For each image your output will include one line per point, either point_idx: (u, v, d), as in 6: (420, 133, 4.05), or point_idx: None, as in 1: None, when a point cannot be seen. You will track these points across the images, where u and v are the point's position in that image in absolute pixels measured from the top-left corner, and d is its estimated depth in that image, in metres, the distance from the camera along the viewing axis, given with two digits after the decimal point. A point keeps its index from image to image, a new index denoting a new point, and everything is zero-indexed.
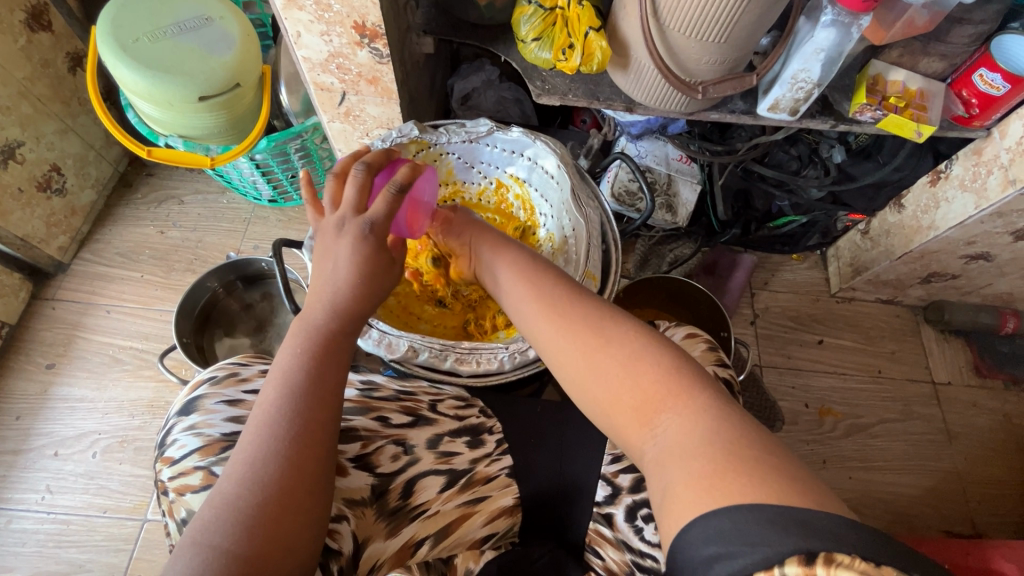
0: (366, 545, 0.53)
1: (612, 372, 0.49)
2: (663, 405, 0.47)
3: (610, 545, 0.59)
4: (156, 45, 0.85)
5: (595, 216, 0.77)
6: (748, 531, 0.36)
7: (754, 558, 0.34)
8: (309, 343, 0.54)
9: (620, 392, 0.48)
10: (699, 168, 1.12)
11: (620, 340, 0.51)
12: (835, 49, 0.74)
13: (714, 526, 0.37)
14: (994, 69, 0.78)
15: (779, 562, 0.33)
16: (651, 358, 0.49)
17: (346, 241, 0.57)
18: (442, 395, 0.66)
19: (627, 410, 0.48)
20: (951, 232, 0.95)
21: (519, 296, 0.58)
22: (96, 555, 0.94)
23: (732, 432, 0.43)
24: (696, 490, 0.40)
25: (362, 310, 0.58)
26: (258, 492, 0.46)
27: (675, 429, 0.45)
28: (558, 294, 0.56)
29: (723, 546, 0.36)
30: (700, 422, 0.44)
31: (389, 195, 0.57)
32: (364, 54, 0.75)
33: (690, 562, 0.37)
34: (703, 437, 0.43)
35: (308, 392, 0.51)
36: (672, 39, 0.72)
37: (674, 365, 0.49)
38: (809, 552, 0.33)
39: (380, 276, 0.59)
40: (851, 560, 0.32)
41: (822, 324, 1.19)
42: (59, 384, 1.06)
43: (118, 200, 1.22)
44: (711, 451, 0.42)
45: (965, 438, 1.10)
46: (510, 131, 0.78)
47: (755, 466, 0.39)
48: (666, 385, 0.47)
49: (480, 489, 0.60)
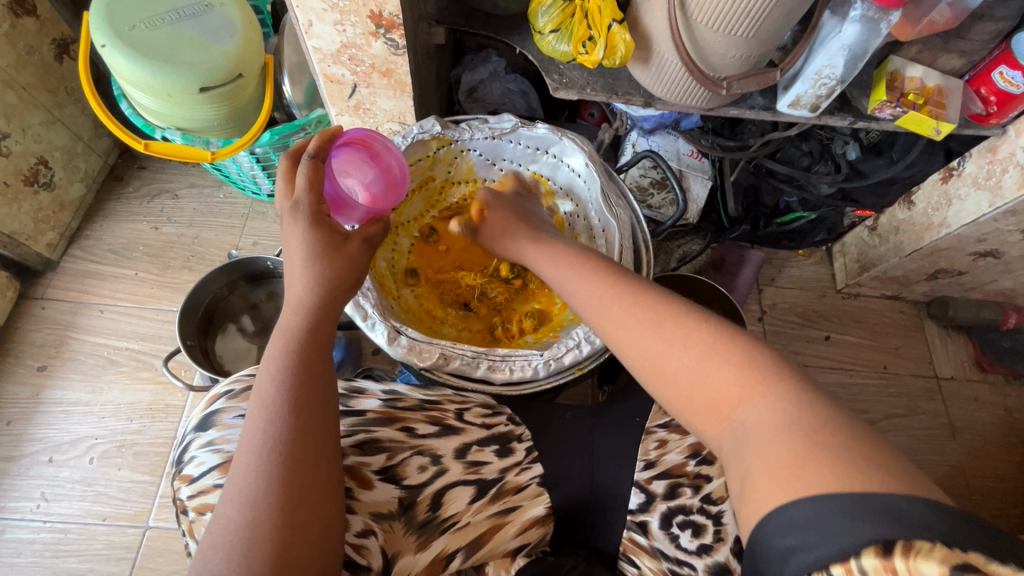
0: (395, 559, 0.52)
1: (678, 369, 0.49)
2: (740, 400, 0.45)
3: (646, 554, 0.58)
4: (154, 32, 0.80)
5: (625, 217, 0.75)
6: (827, 522, 0.35)
7: (831, 550, 0.34)
8: (285, 350, 0.52)
9: (689, 389, 0.48)
10: (711, 164, 1.11)
11: (682, 336, 0.50)
12: (861, 45, 0.73)
13: (790, 516, 0.37)
14: (1015, 66, 0.78)
15: (855, 554, 0.33)
16: (723, 352, 0.48)
17: (295, 225, 0.56)
18: (468, 403, 0.64)
19: (701, 406, 0.47)
20: (963, 230, 0.95)
21: (582, 296, 0.59)
22: (96, 564, 0.91)
23: (814, 420, 0.41)
24: (773, 481, 0.39)
25: (331, 307, 0.56)
26: (251, 511, 0.44)
27: (755, 421, 0.44)
28: (626, 288, 0.56)
29: (801, 537, 0.36)
30: (778, 412, 0.43)
31: (305, 168, 0.56)
32: (379, 45, 0.72)
33: (767, 553, 0.37)
34: (783, 423, 0.42)
35: (291, 398, 0.49)
36: (699, 33, 0.70)
37: (745, 357, 0.47)
38: (888, 541, 0.33)
39: (340, 261, 0.57)
40: (931, 547, 0.32)
41: (828, 320, 1.19)
42: (52, 387, 1.02)
43: (109, 194, 1.17)
44: (785, 442, 0.41)
45: (968, 433, 1.12)
46: (535, 127, 0.76)
47: (831, 457, 0.38)
48: (739, 380, 0.46)
49: (510, 498, 0.59)
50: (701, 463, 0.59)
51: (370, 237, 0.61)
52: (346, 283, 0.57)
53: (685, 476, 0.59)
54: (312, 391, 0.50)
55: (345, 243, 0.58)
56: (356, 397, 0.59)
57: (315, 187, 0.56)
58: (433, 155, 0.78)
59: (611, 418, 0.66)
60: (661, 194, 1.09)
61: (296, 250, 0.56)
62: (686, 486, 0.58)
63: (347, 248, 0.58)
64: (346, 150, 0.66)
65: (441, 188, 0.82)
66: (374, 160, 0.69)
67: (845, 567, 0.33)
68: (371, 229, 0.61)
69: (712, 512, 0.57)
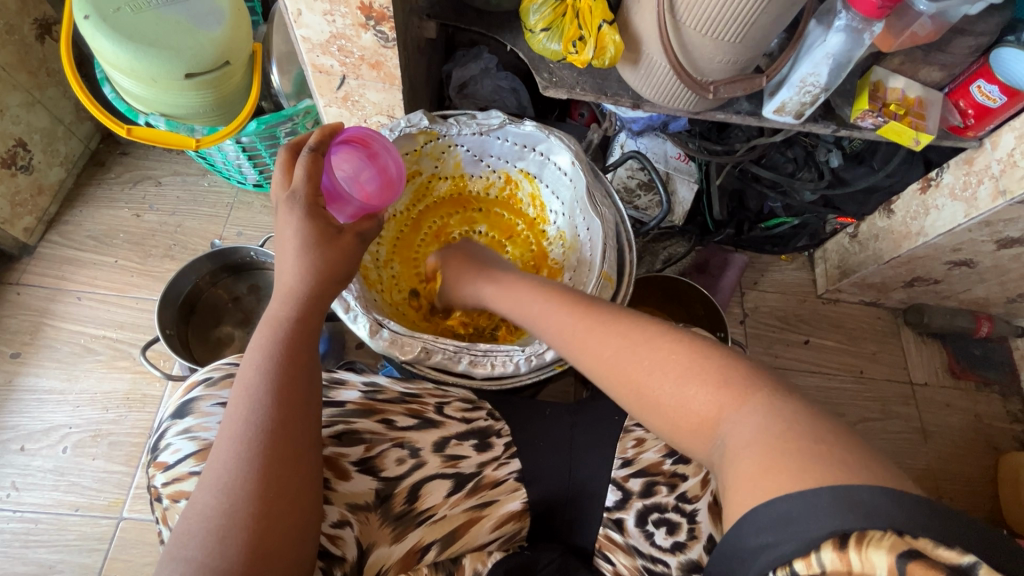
0: (370, 550, 0.52)
1: (658, 393, 0.49)
2: (721, 416, 0.45)
3: (621, 550, 0.59)
4: (140, 16, 0.79)
5: (609, 216, 0.75)
6: (790, 521, 0.36)
7: (795, 546, 0.35)
8: (270, 338, 0.52)
9: (671, 412, 0.48)
10: (697, 167, 1.13)
11: (657, 358, 0.50)
12: (844, 54, 0.74)
13: (761, 517, 0.38)
14: (992, 81, 0.80)
15: (815, 548, 0.35)
16: (700, 372, 0.47)
17: (287, 216, 0.56)
18: (449, 396, 0.64)
19: (686, 429, 0.47)
20: (938, 239, 0.97)
21: (556, 328, 0.59)
22: (67, 555, 0.89)
23: (790, 424, 0.42)
24: (748, 486, 0.40)
25: (321, 298, 0.56)
26: (228, 499, 0.44)
27: (736, 435, 0.43)
28: (597, 316, 0.56)
29: (770, 534, 0.37)
30: (756, 424, 0.43)
31: (305, 159, 0.57)
32: (369, 37, 0.71)
33: (743, 553, 0.38)
34: (761, 433, 0.42)
35: (276, 387, 0.48)
36: (687, 37, 0.71)
37: (723, 375, 0.47)
38: (843, 533, 0.34)
39: (333, 251, 0.56)
40: (882, 535, 0.33)
41: (808, 324, 1.21)
42: (25, 374, 1.00)
43: (89, 179, 1.15)
44: (763, 446, 0.41)
45: (938, 437, 1.14)
46: (523, 124, 0.76)
47: (808, 457, 0.38)
48: (719, 396, 0.46)
49: (488, 493, 0.59)
50: (678, 462, 0.60)
51: (365, 232, 0.60)
52: (336, 274, 0.57)
53: (662, 474, 0.60)
54: (296, 382, 0.49)
55: (339, 235, 0.57)
56: (336, 388, 0.59)
57: (312, 179, 0.57)
58: (420, 150, 0.78)
59: (592, 416, 0.66)
60: (648, 196, 1.10)
61: (288, 238, 0.55)
62: (663, 484, 0.59)
63: (340, 242, 0.57)
64: (344, 147, 0.64)
65: (428, 182, 0.82)
66: (371, 160, 0.66)
67: (806, 561, 0.35)
68: (360, 224, 0.61)
69: (688, 510, 0.58)
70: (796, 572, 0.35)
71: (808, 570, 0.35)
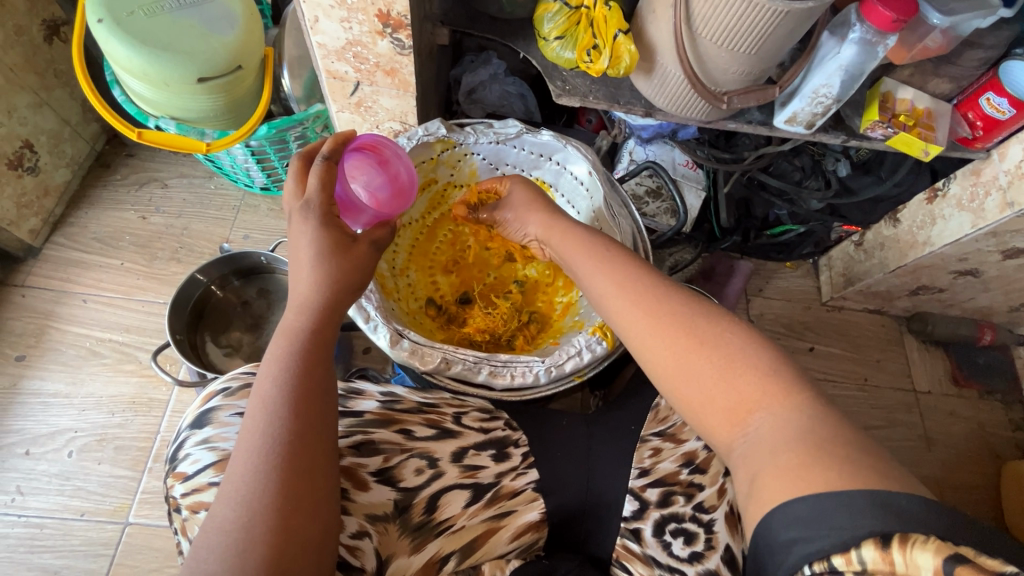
0: (389, 562, 0.51)
1: (699, 371, 0.50)
2: (760, 404, 0.47)
3: (639, 560, 0.59)
4: (153, 19, 0.79)
5: (627, 226, 0.76)
6: (828, 516, 0.37)
7: (832, 542, 0.36)
8: (286, 349, 0.51)
9: (710, 391, 0.49)
10: (705, 175, 1.13)
11: (712, 337, 0.51)
12: (857, 66, 0.74)
13: (791, 512, 0.39)
14: (1001, 93, 0.80)
15: (855, 545, 0.36)
16: (748, 360, 0.49)
17: (303, 225, 0.55)
18: (466, 406, 0.65)
19: (716, 411, 0.49)
20: (945, 249, 0.97)
21: (611, 295, 0.58)
22: (73, 560, 0.89)
23: (826, 430, 0.43)
24: (782, 481, 0.41)
25: (336, 307, 0.55)
26: (247, 512, 0.43)
27: (767, 428, 0.46)
28: (651, 288, 0.56)
29: (802, 530, 0.38)
30: (794, 421, 0.45)
31: (318, 168, 0.56)
32: (385, 44, 0.71)
33: (770, 545, 0.39)
34: (798, 432, 0.44)
35: (293, 399, 0.48)
36: (702, 48, 0.71)
37: (770, 366, 0.49)
38: (885, 534, 0.35)
39: (348, 261, 0.56)
40: (925, 539, 0.34)
41: (813, 331, 1.22)
42: (30, 377, 0.99)
43: (95, 180, 1.14)
44: (800, 445, 0.43)
45: (942, 445, 1.15)
46: (540, 134, 0.77)
47: (844, 461, 0.40)
48: (762, 386, 0.48)
49: (506, 503, 0.59)
50: (695, 472, 0.60)
51: (378, 241, 0.60)
52: (352, 284, 0.57)
53: (679, 484, 0.60)
54: (313, 394, 0.49)
55: (354, 245, 0.57)
56: (354, 398, 0.59)
57: (326, 188, 0.56)
58: (437, 158, 0.78)
59: (607, 425, 0.66)
60: (656, 203, 1.10)
61: (303, 247, 0.55)
62: (679, 494, 0.59)
63: (355, 250, 0.57)
64: (356, 155, 0.65)
65: (443, 191, 0.82)
66: (382, 168, 0.66)
67: (846, 557, 0.36)
68: (381, 234, 0.61)
69: (705, 520, 0.58)
70: (833, 567, 0.36)
71: (847, 566, 0.35)
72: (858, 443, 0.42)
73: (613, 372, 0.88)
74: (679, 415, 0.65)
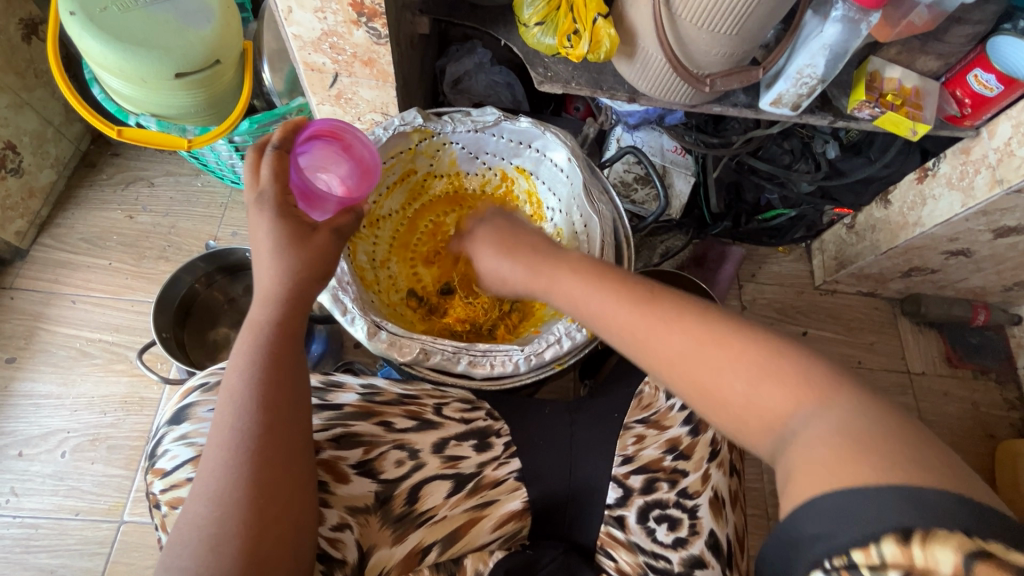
0: (371, 552, 0.52)
1: (729, 384, 0.48)
2: (795, 411, 0.45)
3: (623, 548, 0.59)
4: (127, 15, 0.78)
5: (606, 212, 0.75)
6: (854, 511, 0.36)
7: (853, 538, 0.35)
8: (252, 343, 0.51)
9: (742, 404, 0.47)
10: (694, 160, 1.12)
11: (735, 347, 0.48)
12: (841, 45, 0.73)
13: (815, 509, 0.38)
14: (989, 69, 0.79)
15: (876, 540, 0.35)
16: (779, 363, 0.46)
17: (261, 217, 0.54)
18: (447, 397, 0.64)
19: (753, 423, 0.47)
20: (935, 229, 0.97)
21: (597, 300, 0.57)
22: (69, 559, 0.89)
23: (869, 425, 0.41)
24: (812, 479, 0.39)
25: (302, 299, 0.54)
26: (219, 507, 0.43)
27: (806, 430, 0.43)
28: (660, 300, 0.54)
29: (826, 526, 0.37)
30: (835, 419, 0.42)
31: (270, 158, 0.56)
32: (361, 34, 0.70)
33: (793, 537, 0.38)
34: (836, 430, 0.41)
35: (260, 393, 0.48)
36: (683, 30, 0.70)
37: (805, 371, 0.46)
38: (907, 529, 0.34)
39: (307, 252, 0.55)
40: (949, 535, 0.33)
41: (805, 316, 1.21)
42: (21, 379, 0.99)
43: (80, 181, 1.13)
44: (836, 442, 0.40)
45: (936, 426, 1.15)
46: (518, 121, 0.76)
47: (883, 461, 0.38)
48: (799, 390, 0.45)
49: (488, 493, 0.59)
50: (678, 458, 0.60)
51: (341, 228, 0.59)
52: (317, 274, 0.56)
53: (662, 471, 0.60)
54: (281, 387, 0.49)
55: (313, 233, 0.56)
56: (334, 390, 0.58)
57: (279, 177, 0.56)
58: (415, 148, 0.78)
59: (589, 411, 0.66)
60: (644, 190, 1.09)
61: (262, 239, 0.54)
62: (663, 480, 0.60)
63: (314, 239, 0.56)
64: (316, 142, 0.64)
65: (423, 181, 0.82)
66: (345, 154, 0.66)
67: (865, 552, 0.35)
68: (342, 219, 0.60)
69: (689, 506, 0.59)
70: (852, 562, 0.35)
71: (866, 560, 0.34)
72: (899, 436, 0.40)
73: (602, 358, 0.88)
74: (663, 402, 0.64)
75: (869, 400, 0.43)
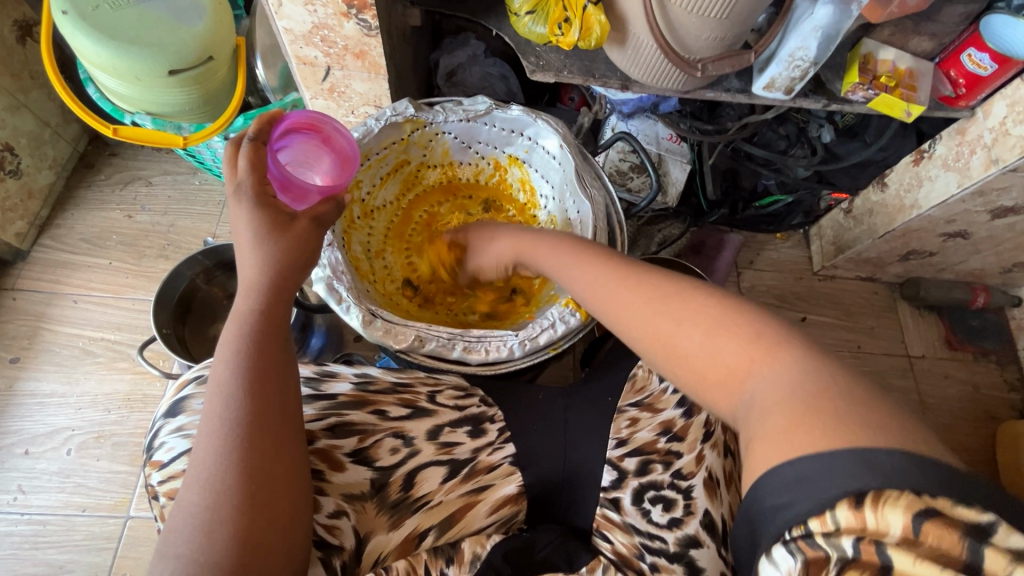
0: (368, 538, 0.53)
1: (688, 348, 0.49)
2: (751, 371, 0.45)
3: (619, 529, 0.59)
4: (118, 13, 0.78)
5: (598, 197, 0.75)
6: (811, 480, 0.36)
7: (809, 507, 0.35)
8: (237, 333, 0.51)
9: (701, 367, 0.48)
10: (690, 147, 1.12)
11: (690, 313, 0.50)
12: (833, 27, 0.73)
13: (774, 482, 0.38)
14: (982, 48, 0.79)
15: (830, 507, 0.35)
16: (734, 325, 0.48)
17: (240, 210, 0.55)
18: (441, 385, 0.65)
19: (712, 381, 0.47)
20: (932, 211, 0.96)
21: (581, 282, 0.59)
22: (77, 555, 0.90)
23: (820, 383, 0.42)
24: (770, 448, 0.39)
25: (284, 287, 0.55)
26: (212, 494, 0.44)
27: (763, 392, 0.44)
28: (632, 275, 0.55)
29: (782, 497, 0.37)
30: (788, 379, 0.43)
31: (245, 150, 0.57)
32: (351, 26, 0.70)
33: (756, 513, 0.38)
34: (787, 393, 0.42)
35: (246, 381, 0.48)
36: (673, 15, 0.70)
37: (757, 332, 0.47)
38: (858, 493, 0.34)
39: (287, 240, 0.55)
40: (899, 495, 0.33)
41: (804, 301, 1.21)
42: (26, 378, 1.00)
43: (79, 181, 1.14)
44: (789, 407, 0.41)
45: (937, 409, 1.15)
46: (509, 109, 0.76)
47: (829, 420, 0.39)
48: (751, 349, 0.46)
49: (483, 478, 0.59)
50: (672, 440, 0.61)
51: (321, 217, 0.60)
52: (299, 262, 0.56)
53: (657, 453, 0.61)
54: (268, 374, 0.49)
55: (293, 222, 0.56)
56: (327, 380, 0.59)
57: (254, 167, 0.56)
58: (408, 138, 0.78)
59: (584, 396, 0.67)
60: (640, 178, 1.10)
61: (241, 230, 0.55)
62: (658, 462, 0.60)
63: (294, 227, 0.56)
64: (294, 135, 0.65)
65: (417, 171, 0.83)
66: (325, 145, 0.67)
67: (821, 520, 0.34)
68: (323, 210, 0.60)
69: (683, 486, 0.59)
70: (809, 531, 0.35)
71: (821, 529, 0.34)
72: (840, 391, 0.41)
73: (597, 347, 0.88)
74: (655, 385, 0.65)
75: (816, 360, 0.44)
